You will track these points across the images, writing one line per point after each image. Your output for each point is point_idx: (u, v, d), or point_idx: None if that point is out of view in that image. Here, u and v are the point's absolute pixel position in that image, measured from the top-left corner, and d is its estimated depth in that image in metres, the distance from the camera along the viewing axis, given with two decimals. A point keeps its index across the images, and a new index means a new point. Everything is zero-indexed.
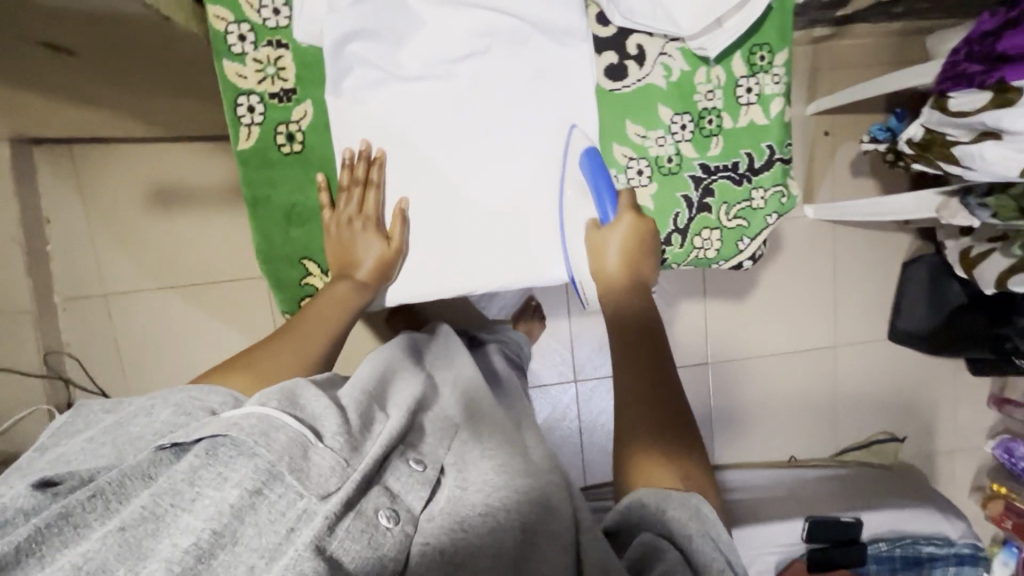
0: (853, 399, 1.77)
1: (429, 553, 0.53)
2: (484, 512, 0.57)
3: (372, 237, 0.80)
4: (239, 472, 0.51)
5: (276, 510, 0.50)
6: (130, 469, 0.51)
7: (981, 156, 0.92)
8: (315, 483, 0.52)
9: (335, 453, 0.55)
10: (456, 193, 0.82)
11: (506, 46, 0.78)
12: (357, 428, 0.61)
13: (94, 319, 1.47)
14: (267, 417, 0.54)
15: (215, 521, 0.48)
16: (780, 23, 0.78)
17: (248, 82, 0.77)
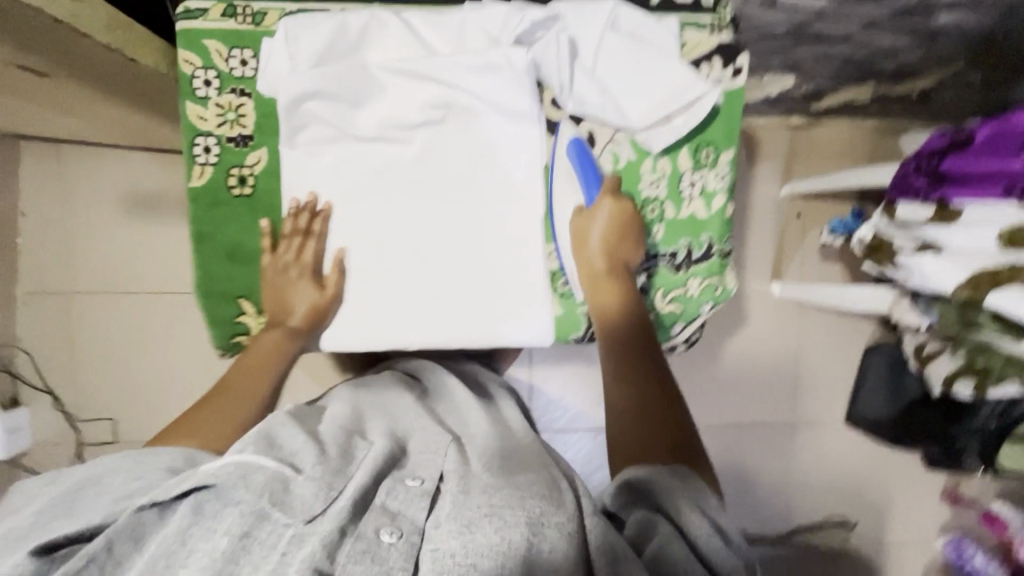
0: (808, 480, 1.76)
1: (439, 559, 0.58)
2: (488, 512, 0.63)
3: (303, 288, 0.81)
4: (226, 521, 0.58)
5: (268, 547, 0.57)
6: (122, 532, 0.57)
7: (920, 268, 0.95)
8: (301, 509, 0.60)
9: (314, 480, 0.63)
10: (414, 252, 0.82)
11: (460, 119, 0.80)
12: (335, 455, 0.70)
13: (51, 316, 1.47)
14: (244, 463, 0.62)
15: (213, 564, 0.55)
16: (726, 124, 0.81)
17: (209, 124, 0.79)
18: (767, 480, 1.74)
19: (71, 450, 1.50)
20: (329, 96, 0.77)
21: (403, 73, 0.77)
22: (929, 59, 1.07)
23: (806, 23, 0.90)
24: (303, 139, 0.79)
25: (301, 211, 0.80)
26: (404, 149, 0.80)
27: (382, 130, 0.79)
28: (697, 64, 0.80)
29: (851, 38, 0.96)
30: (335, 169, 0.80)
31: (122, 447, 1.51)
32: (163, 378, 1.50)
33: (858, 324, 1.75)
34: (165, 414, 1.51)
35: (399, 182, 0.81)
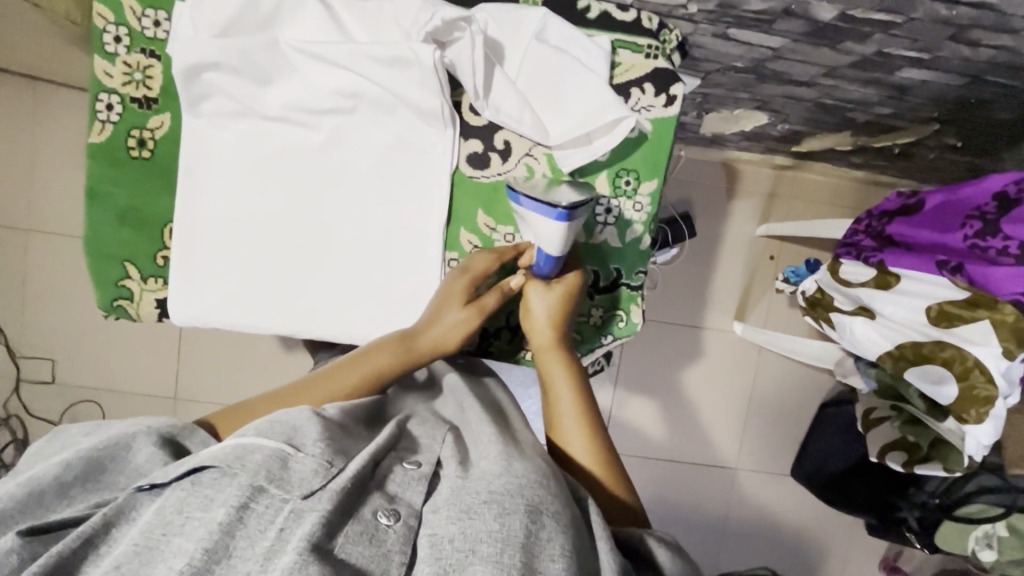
0: (744, 527, 1.72)
1: (437, 545, 0.44)
2: (488, 500, 0.47)
3: (452, 304, 0.69)
4: (224, 492, 0.45)
5: (265, 522, 0.44)
6: (112, 514, 0.45)
7: (851, 329, 0.92)
8: (298, 484, 0.46)
9: (315, 455, 0.49)
10: (313, 241, 0.74)
11: (371, 111, 0.71)
12: (339, 429, 0.55)
13: (7, 248, 1.48)
14: (242, 441, 0.48)
15: (206, 539, 0.42)
16: (649, 155, 0.75)
17: (113, 82, 0.70)
18: (701, 520, 1.71)
19: (10, 383, 1.52)
20: (233, 67, 0.66)
21: (314, 52, 0.67)
22: (903, 117, 1.03)
23: (765, 63, 0.87)
24: (202, 109, 0.69)
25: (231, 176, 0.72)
26: (307, 134, 0.71)
27: (283, 111, 0.70)
28: (627, 88, 0.74)
29: (815, 84, 0.92)
30: (233, 145, 0.71)
31: (61, 388, 1.53)
32: (110, 327, 1.52)
33: (819, 378, 1.70)
34: (107, 362, 1.53)
35: (295, 171, 0.72)
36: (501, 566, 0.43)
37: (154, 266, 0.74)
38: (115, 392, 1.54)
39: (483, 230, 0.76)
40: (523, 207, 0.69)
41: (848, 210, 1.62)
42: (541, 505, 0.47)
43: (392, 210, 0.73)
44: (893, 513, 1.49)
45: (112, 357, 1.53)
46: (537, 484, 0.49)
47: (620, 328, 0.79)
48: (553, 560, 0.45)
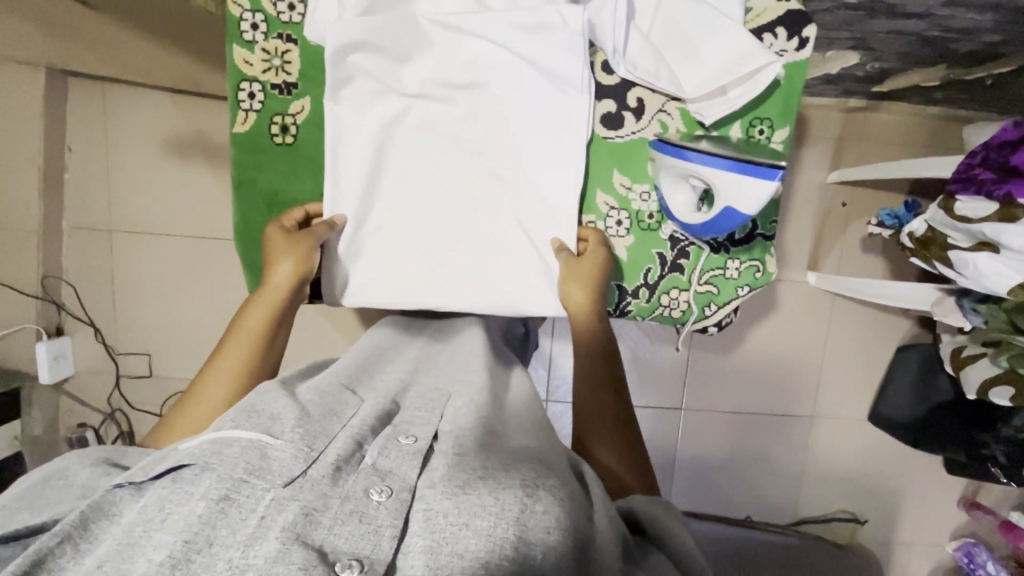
0: (821, 472, 1.75)
1: (431, 519, 0.43)
2: (483, 474, 0.47)
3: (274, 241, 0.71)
4: (203, 485, 0.42)
5: (248, 511, 0.41)
6: (91, 510, 0.43)
7: (974, 264, 0.92)
8: (279, 471, 0.44)
9: (295, 442, 0.46)
10: (450, 215, 0.75)
11: (506, 85, 0.71)
12: (319, 412, 0.53)
13: (95, 252, 1.52)
14: (219, 434, 0.45)
15: (185, 531, 0.39)
16: (783, 101, 0.74)
17: (254, 70, 0.73)
18: (779, 468, 1.74)
19: (109, 380, 1.58)
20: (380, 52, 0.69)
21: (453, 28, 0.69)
22: (1010, 44, 0.99)
23: None
24: (342, 95, 0.71)
25: (372, 152, 0.73)
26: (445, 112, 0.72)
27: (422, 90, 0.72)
28: (760, 34, 0.73)
29: (928, 14, 0.89)
30: (378, 124, 0.72)
31: (157, 381, 1.59)
32: (200, 319, 1.57)
33: (894, 322, 1.68)
34: (199, 354, 1.59)
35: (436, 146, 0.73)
36: (494, 539, 0.42)
37: None
38: None
39: (618, 190, 0.77)
40: (725, 172, 0.63)
41: (924, 149, 1.58)
42: (539, 481, 0.48)
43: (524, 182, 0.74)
44: (980, 450, 1.51)
45: (203, 348, 1.59)
46: (533, 466, 0.50)
47: (756, 278, 0.79)
48: (547, 531, 0.44)
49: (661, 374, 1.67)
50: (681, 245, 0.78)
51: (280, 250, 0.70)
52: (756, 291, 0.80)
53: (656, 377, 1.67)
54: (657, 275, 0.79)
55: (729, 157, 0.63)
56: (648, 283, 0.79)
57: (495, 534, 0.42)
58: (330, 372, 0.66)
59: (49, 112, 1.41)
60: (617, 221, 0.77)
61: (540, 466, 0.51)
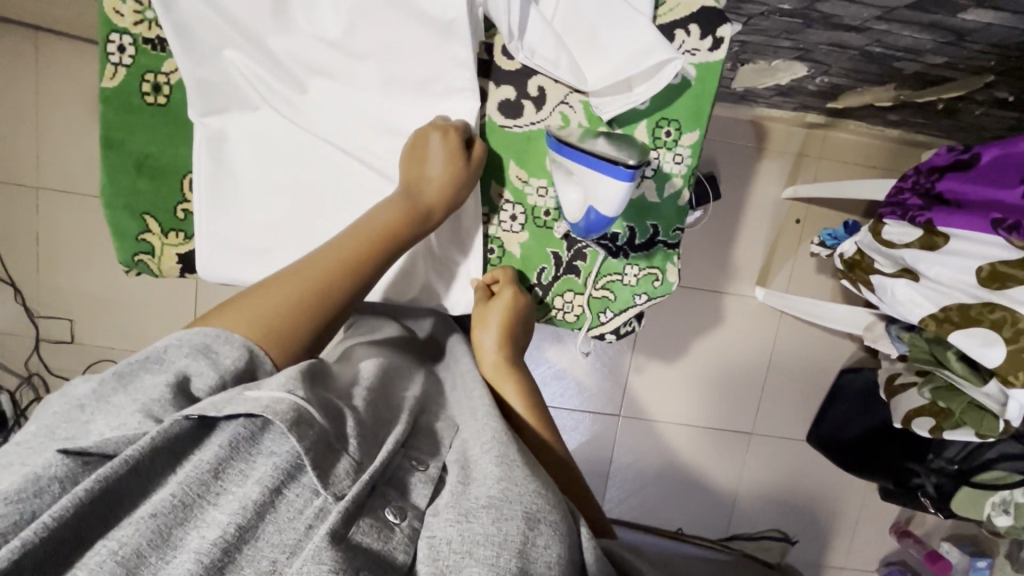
0: (757, 491, 1.72)
1: (435, 546, 0.44)
2: (488, 504, 0.46)
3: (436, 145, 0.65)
4: (259, 472, 0.44)
5: (293, 513, 0.43)
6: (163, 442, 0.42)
7: (892, 291, 0.90)
8: (333, 479, 0.44)
9: (352, 454, 0.47)
10: (331, 209, 0.70)
11: (398, 94, 0.68)
12: (370, 423, 0.53)
13: (20, 209, 1.46)
14: (298, 404, 0.45)
15: (238, 514, 0.40)
16: (693, 103, 0.71)
17: (124, 21, 0.65)
18: (714, 484, 1.71)
19: (29, 343, 1.52)
20: (250, 46, 0.64)
21: (327, 36, 0.64)
22: (955, 66, 0.96)
23: (814, 4, 0.80)
24: (190, 95, 0.65)
25: (249, 150, 0.68)
26: (326, 92, 0.67)
27: (296, 96, 0.67)
28: (672, 30, 0.69)
29: (867, 28, 0.86)
30: (254, 125, 0.68)
31: (79, 348, 1.54)
32: (125, 288, 1.52)
33: (839, 344, 1.67)
34: (124, 323, 1.53)
35: (316, 147, 0.69)
36: (498, 569, 0.41)
37: (173, 220, 0.72)
38: (134, 354, 1.55)
39: (515, 183, 0.72)
40: (577, 166, 0.63)
41: (881, 171, 1.55)
42: (539, 513, 0.46)
43: None
44: (909, 479, 1.52)
45: (127, 317, 1.53)
46: (534, 493, 0.48)
47: (655, 288, 0.76)
48: (549, 565, 0.44)
49: (602, 379, 1.64)
50: (577, 247, 0.74)
51: (433, 157, 0.65)
52: (655, 301, 0.77)
53: (598, 382, 1.63)
54: (553, 275, 0.75)
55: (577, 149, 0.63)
56: (541, 283, 0.75)
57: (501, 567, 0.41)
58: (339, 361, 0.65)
59: None
60: (512, 217, 0.72)
61: (536, 492, 0.48)
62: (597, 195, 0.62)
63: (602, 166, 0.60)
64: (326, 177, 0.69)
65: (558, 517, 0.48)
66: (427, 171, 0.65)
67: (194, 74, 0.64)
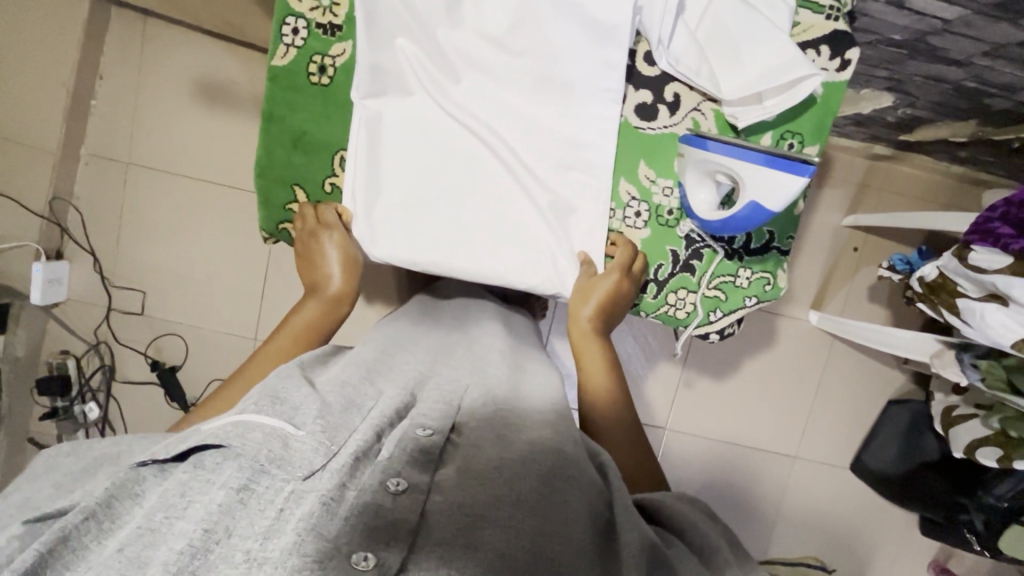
0: (795, 516, 1.71)
1: (445, 512, 0.46)
2: (500, 466, 0.51)
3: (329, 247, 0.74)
4: (224, 474, 0.44)
5: (266, 502, 0.43)
6: (116, 488, 0.43)
7: (981, 314, 0.92)
8: (299, 464, 0.46)
9: (315, 435, 0.49)
10: (469, 192, 0.74)
11: (541, 89, 0.72)
12: (339, 405, 0.55)
13: (109, 182, 1.51)
14: (242, 419, 0.48)
15: (206, 519, 0.41)
16: (818, 119, 0.75)
17: (301, 6, 0.72)
18: (754, 506, 1.70)
19: (100, 312, 1.56)
20: (422, 37, 0.70)
21: (491, 34, 0.70)
22: None
23: (926, 37, 0.85)
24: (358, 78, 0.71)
25: (401, 132, 0.73)
26: (475, 86, 0.73)
27: (448, 86, 0.73)
28: (804, 49, 0.73)
29: (969, 63, 0.91)
30: (408, 108, 0.73)
31: (149, 320, 1.58)
32: (199, 265, 1.56)
33: (887, 374, 1.68)
34: (193, 298, 1.58)
35: (459, 136, 0.74)
36: (513, 532, 0.45)
37: (320, 192, 0.77)
38: (200, 329, 1.59)
39: (642, 182, 0.76)
40: (757, 167, 0.63)
41: (940, 206, 1.59)
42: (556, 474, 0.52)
43: (547, 175, 0.75)
44: (958, 515, 1.55)
45: (198, 294, 1.58)
46: (520, 460, 0.52)
47: (765, 291, 0.79)
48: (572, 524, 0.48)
49: (651, 390, 1.65)
50: (695, 246, 0.77)
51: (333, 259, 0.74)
52: (762, 304, 0.80)
53: (646, 394, 1.64)
54: (668, 272, 0.78)
55: (762, 152, 0.63)
56: (657, 278, 0.78)
57: (514, 521, 0.46)
58: (356, 361, 0.67)
59: (88, 31, 1.41)
60: (636, 213, 0.76)
61: (523, 463, 0.52)
62: (756, 183, 0.64)
63: (795, 168, 0.61)
64: (467, 160, 0.74)
65: (566, 480, 0.52)
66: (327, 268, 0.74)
67: (366, 57, 0.69)
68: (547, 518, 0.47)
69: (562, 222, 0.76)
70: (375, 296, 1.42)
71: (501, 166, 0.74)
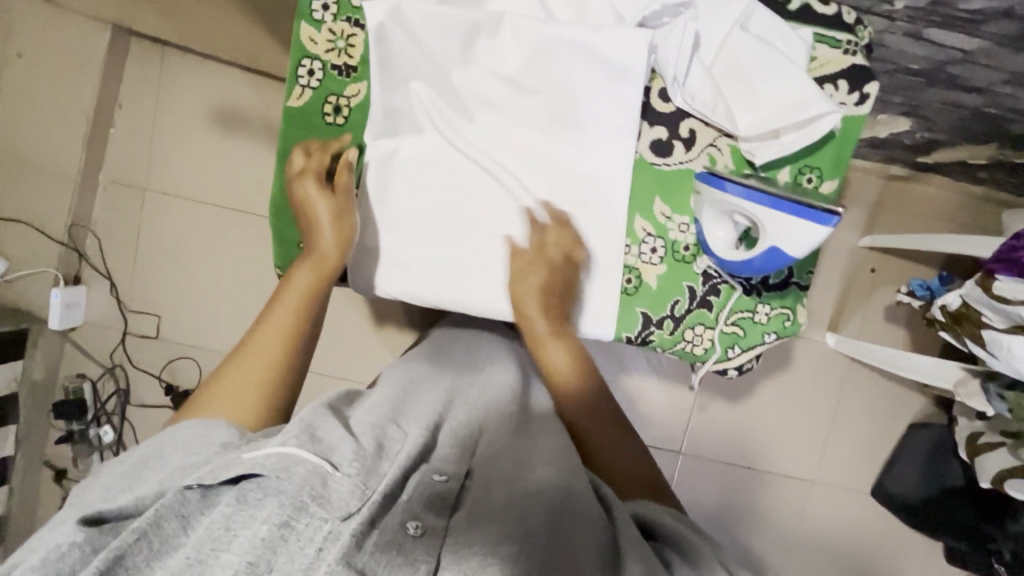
0: (815, 542, 1.67)
1: (460, 550, 0.46)
2: (507, 504, 0.52)
3: (317, 199, 0.70)
4: (265, 509, 0.43)
5: (306, 541, 0.42)
6: (165, 508, 0.44)
7: (1008, 347, 0.90)
8: (337, 504, 0.44)
9: (353, 477, 0.47)
10: (481, 229, 0.74)
11: (557, 125, 0.72)
12: (372, 449, 0.52)
13: (126, 208, 1.54)
14: (285, 451, 0.46)
15: (249, 553, 0.40)
16: (837, 152, 0.73)
17: (317, 49, 0.73)
18: (772, 533, 1.66)
19: (115, 335, 1.57)
20: (436, 78, 0.71)
21: (505, 73, 0.70)
22: None
23: (945, 66, 0.84)
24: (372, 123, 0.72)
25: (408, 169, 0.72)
26: (488, 124, 0.73)
27: (460, 125, 0.73)
28: (822, 83, 0.73)
29: (990, 90, 0.89)
30: (422, 148, 0.73)
31: (162, 343, 1.58)
32: (212, 290, 1.57)
33: (907, 397, 1.64)
34: (207, 322, 1.59)
35: (472, 174, 0.74)
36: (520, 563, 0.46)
37: None
38: (213, 352, 1.60)
39: (657, 218, 0.76)
40: (765, 212, 0.63)
41: (959, 226, 1.56)
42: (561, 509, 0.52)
43: (562, 210, 0.74)
44: (986, 543, 1.51)
45: (211, 317, 1.58)
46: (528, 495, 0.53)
47: (785, 327, 0.77)
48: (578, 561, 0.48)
49: (665, 413, 1.63)
50: (712, 282, 0.76)
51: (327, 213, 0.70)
52: (782, 339, 0.79)
53: (660, 417, 1.62)
54: (685, 308, 0.77)
55: (765, 196, 0.62)
56: (674, 314, 0.77)
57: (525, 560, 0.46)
58: (372, 403, 0.65)
59: (107, 62, 1.44)
60: (652, 249, 0.75)
61: (550, 510, 0.52)
62: (764, 228, 0.64)
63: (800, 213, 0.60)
64: (480, 198, 0.74)
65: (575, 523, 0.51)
66: (317, 217, 0.70)
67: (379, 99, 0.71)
68: (561, 570, 0.47)
69: (577, 258, 0.75)
70: (386, 320, 1.42)
71: (515, 203, 0.73)
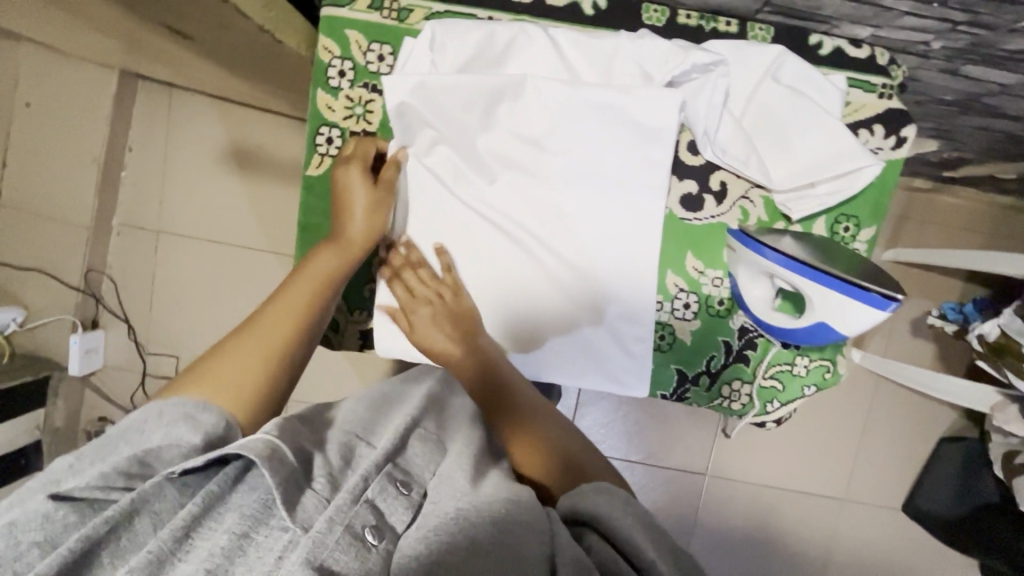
0: (847, 560, 1.64)
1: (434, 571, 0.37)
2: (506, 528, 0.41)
3: (358, 187, 0.68)
4: (226, 521, 0.38)
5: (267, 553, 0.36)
6: (138, 499, 0.38)
7: None
8: (305, 514, 0.38)
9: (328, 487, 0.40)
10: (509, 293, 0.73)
11: (581, 181, 0.70)
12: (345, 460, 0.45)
13: (139, 250, 1.52)
14: (269, 444, 0.41)
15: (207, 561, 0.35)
16: (876, 199, 0.71)
17: (335, 116, 0.72)
18: (803, 551, 1.64)
19: (134, 378, 1.56)
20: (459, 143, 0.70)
21: (527, 135, 0.68)
22: None
23: (980, 97, 0.81)
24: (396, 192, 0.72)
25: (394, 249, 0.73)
26: (510, 184, 0.71)
27: (482, 187, 0.72)
28: (856, 129, 0.70)
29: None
30: (445, 213, 0.72)
31: None
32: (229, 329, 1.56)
33: (937, 411, 1.61)
34: None
35: (496, 236, 0.72)
36: None
37: (361, 299, 0.77)
38: None
39: (690, 273, 0.73)
40: (832, 295, 0.61)
41: (986, 236, 1.52)
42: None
43: (591, 266, 0.72)
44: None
45: None
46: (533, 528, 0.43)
47: (825, 378, 0.75)
48: None
49: (690, 435, 1.60)
50: (749, 336, 0.74)
51: (359, 201, 0.68)
52: (822, 390, 0.76)
53: (685, 439, 1.60)
54: (721, 363, 0.75)
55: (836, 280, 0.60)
56: (710, 370, 0.75)
57: None
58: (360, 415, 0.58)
59: (116, 107, 1.44)
60: (685, 305, 0.73)
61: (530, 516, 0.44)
62: (825, 308, 0.62)
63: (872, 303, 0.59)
64: (505, 260, 0.72)
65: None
66: (353, 207, 0.68)
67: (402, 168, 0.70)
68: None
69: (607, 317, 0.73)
70: None
71: (541, 264, 0.72)
